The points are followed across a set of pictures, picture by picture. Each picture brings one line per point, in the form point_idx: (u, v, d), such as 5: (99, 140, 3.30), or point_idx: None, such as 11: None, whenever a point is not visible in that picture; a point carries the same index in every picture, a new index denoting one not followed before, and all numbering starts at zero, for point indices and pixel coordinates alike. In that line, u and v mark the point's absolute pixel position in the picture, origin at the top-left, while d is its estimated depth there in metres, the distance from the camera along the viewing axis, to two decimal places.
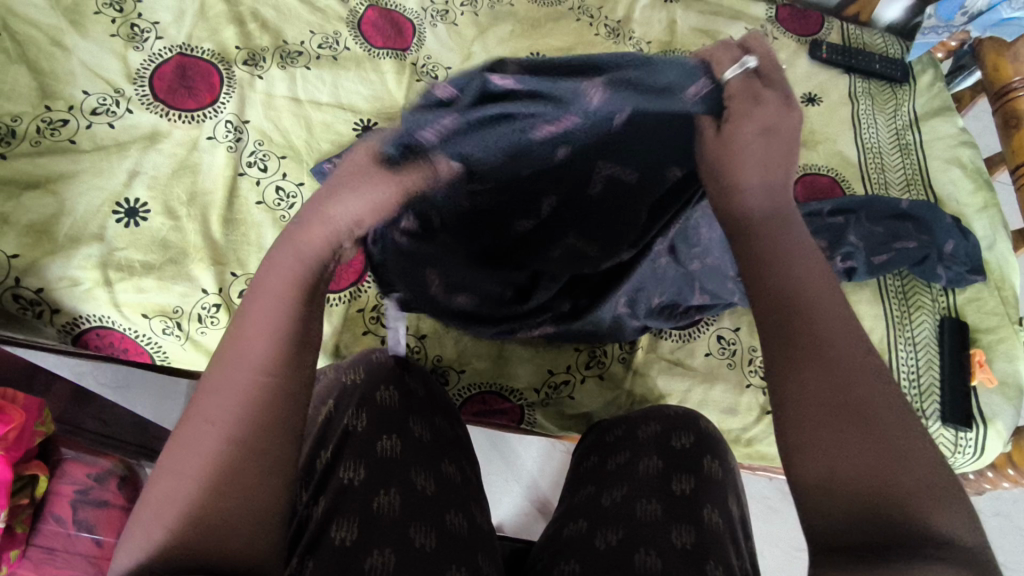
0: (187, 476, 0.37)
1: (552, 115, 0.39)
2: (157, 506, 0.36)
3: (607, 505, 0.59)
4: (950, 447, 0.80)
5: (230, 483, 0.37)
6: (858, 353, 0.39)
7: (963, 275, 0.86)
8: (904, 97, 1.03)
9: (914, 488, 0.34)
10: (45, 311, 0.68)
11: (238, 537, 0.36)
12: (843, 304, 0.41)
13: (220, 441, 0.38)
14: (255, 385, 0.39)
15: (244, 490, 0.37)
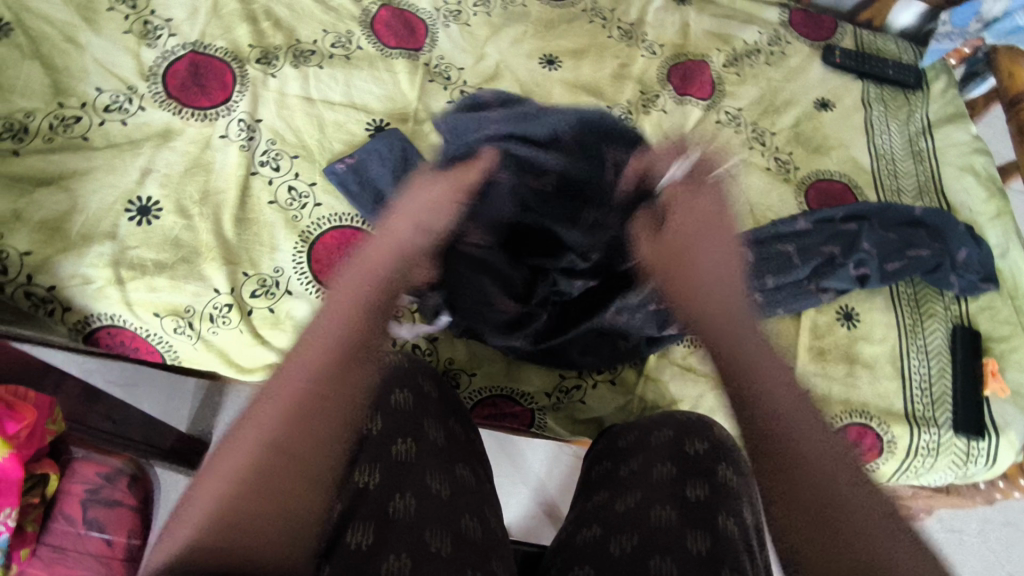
0: (230, 478, 0.43)
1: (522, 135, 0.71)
2: (195, 509, 0.41)
3: (620, 511, 0.59)
4: (963, 456, 0.79)
5: (262, 484, 0.42)
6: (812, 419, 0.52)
7: (975, 284, 0.86)
8: (917, 103, 1.02)
9: (850, 532, 0.44)
10: (56, 309, 0.67)
11: (267, 531, 0.40)
12: (799, 389, 0.54)
13: (264, 445, 0.44)
14: (302, 400, 0.46)
15: (273, 495, 0.42)
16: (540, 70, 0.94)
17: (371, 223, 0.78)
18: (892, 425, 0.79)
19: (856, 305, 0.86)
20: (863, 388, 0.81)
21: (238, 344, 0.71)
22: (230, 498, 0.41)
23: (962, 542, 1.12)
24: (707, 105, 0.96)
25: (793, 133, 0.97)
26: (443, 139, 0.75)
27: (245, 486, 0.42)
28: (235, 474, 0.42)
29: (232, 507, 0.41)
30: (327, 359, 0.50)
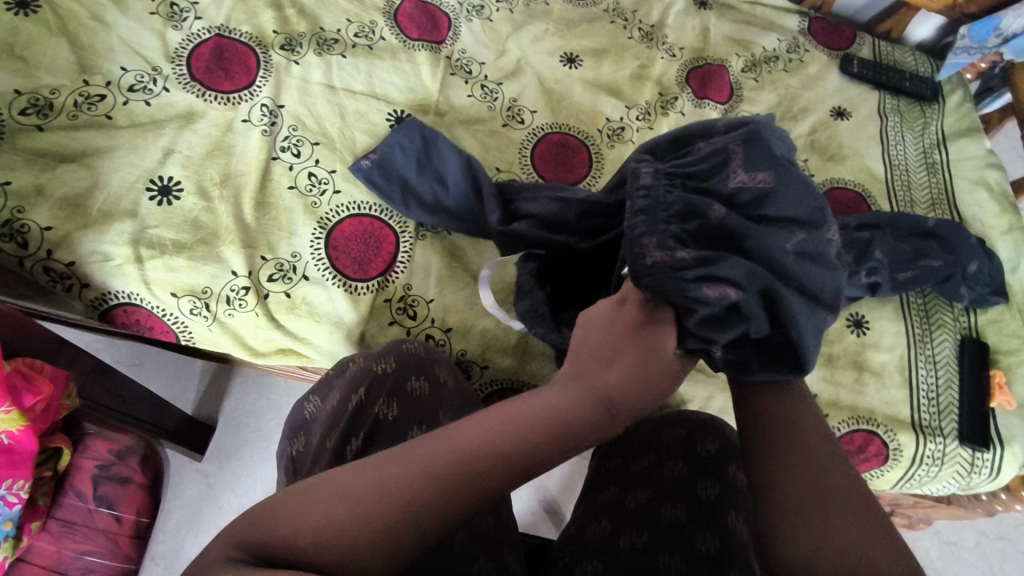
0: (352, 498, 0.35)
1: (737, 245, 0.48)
2: (295, 511, 0.35)
3: (632, 506, 0.59)
4: (967, 467, 0.79)
5: (376, 524, 0.35)
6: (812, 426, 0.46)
7: (985, 296, 0.86)
8: (932, 116, 1.03)
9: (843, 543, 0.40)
10: (74, 285, 0.68)
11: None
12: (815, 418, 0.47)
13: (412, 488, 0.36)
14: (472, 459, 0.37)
15: (375, 536, 0.34)
16: (561, 68, 0.95)
17: (405, 215, 0.78)
18: (898, 432, 0.80)
19: (865, 312, 0.87)
20: (870, 396, 0.82)
21: (271, 323, 0.71)
22: (333, 526, 0.34)
23: (960, 556, 1.12)
24: (725, 109, 0.97)
25: (808, 141, 0.98)
26: (443, 154, 0.80)
27: (357, 514, 0.35)
28: (359, 498, 0.35)
29: (331, 532, 0.34)
30: (502, 461, 0.38)
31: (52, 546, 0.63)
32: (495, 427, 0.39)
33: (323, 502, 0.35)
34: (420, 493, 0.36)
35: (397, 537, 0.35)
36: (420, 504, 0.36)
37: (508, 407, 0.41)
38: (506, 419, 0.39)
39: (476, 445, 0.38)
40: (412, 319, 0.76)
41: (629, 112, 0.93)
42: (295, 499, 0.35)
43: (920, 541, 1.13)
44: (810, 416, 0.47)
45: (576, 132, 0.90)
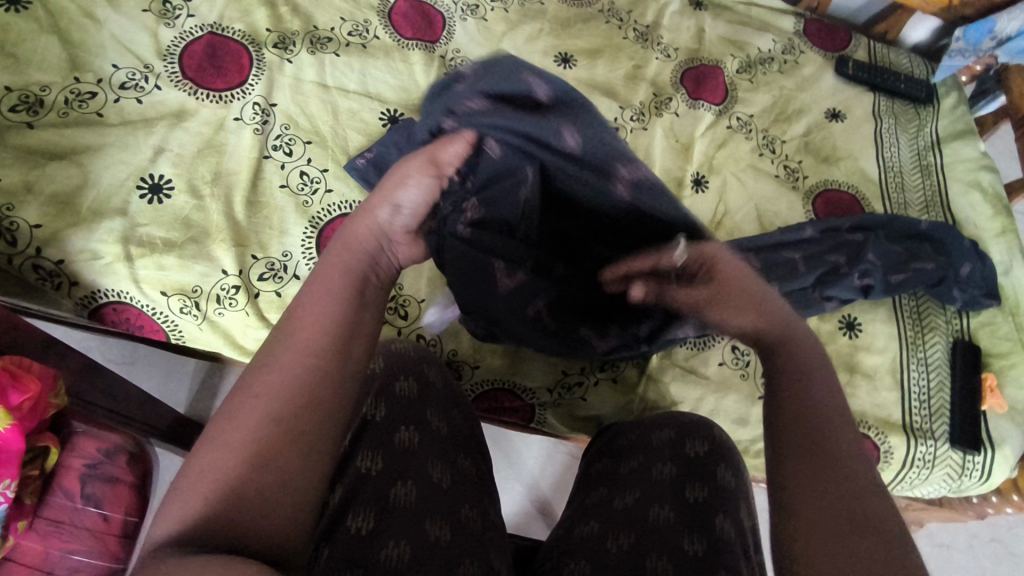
0: (232, 447, 0.36)
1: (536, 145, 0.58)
2: (199, 485, 0.35)
3: (619, 509, 0.59)
4: (957, 469, 0.80)
5: (284, 462, 0.36)
6: (839, 422, 0.42)
7: (978, 299, 0.86)
8: (927, 118, 1.03)
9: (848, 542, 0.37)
10: (63, 283, 0.67)
11: (280, 502, 0.35)
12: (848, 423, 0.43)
13: (283, 390, 0.38)
14: (302, 364, 0.39)
15: (281, 470, 0.36)
16: (555, 67, 0.94)
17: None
18: (890, 434, 0.80)
19: (858, 315, 0.87)
20: (862, 398, 0.82)
21: (247, 325, 0.71)
22: (246, 480, 0.35)
23: (952, 557, 1.12)
24: (719, 110, 0.97)
25: (802, 142, 0.98)
26: None
27: (256, 457, 0.36)
28: (240, 442, 0.36)
29: (241, 486, 0.35)
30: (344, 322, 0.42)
31: (39, 545, 0.63)
32: (325, 301, 0.42)
33: (205, 469, 0.35)
34: (285, 416, 0.37)
35: (298, 459, 0.37)
36: (326, 382, 0.39)
37: (335, 302, 0.43)
38: (344, 281, 0.44)
39: (307, 338, 0.40)
40: (404, 318, 0.76)
41: (623, 112, 0.93)
42: (192, 470, 0.35)
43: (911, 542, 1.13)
44: (838, 422, 0.42)
45: None
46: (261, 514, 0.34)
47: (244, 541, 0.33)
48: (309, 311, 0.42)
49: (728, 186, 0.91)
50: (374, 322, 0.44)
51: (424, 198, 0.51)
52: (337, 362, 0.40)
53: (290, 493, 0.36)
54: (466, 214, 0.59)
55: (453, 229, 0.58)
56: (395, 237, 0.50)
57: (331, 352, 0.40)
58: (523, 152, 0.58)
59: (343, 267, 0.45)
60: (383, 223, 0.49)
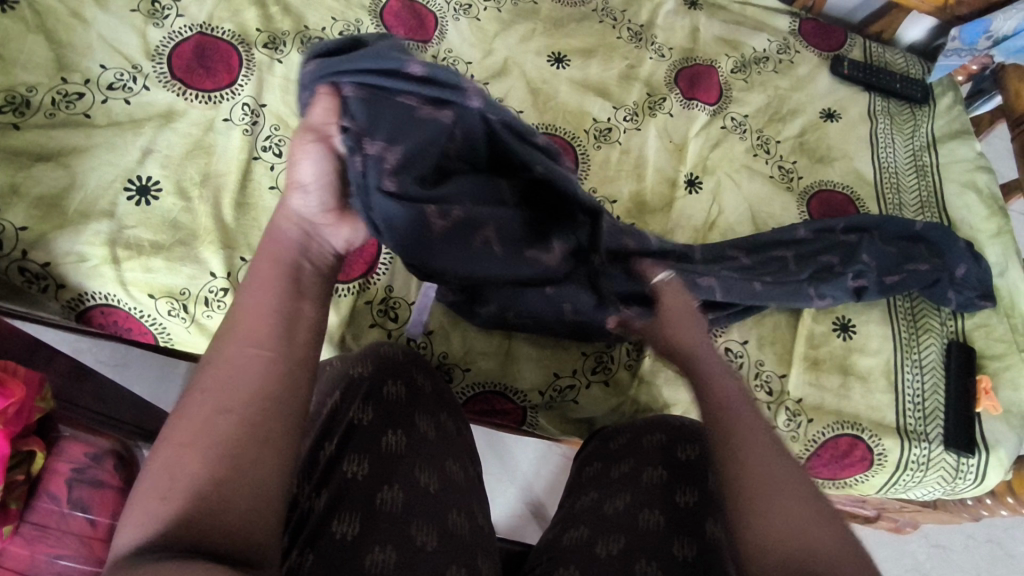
0: (192, 449, 0.36)
1: (387, 78, 0.50)
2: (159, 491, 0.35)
3: (610, 513, 0.59)
4: (952, 472, 0.79)
5: (243, 458, 0.36)
6: (742, 404, 0.50)
7: (973, 300, 0.86)
8: (922, 118, 1.02)
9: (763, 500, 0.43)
10: (50, 285, 0.67)
11: (247, 500, 0.35)
12: (748, 401, 0.50)
13: (239, 390, 0.38)
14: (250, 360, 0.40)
15: (242, 466, 0.36)
16: (548, 67, 0.94)
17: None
18: (883, 437, 0.79)
19: (852, 316, 0.86)
20: (855, 401, 0.81)
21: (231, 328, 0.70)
22: (206, 481, 0.35)
23: (947, 559, 1.12)
24: (714, 110, 0.96)
25: (797, 143, 0.97)
26: None
27: (213, 457, 0.36)
28: (199, 444, 0.36)
29: (200, 488, 0.35)
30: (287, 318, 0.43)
31: (25, 550, 0.64)
32: (262, 298, 0.43)
33: (168, 473, 0.35)
34: (242, 413, 0.38)
35: (262, 453, 0.37)
36: (276, 375, 0.40)
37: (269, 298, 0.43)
38: (278, 273, 0.45)
39: (251, 339, 0.41)
40: (394, 321, 0.75)
41: (616, 112, 0.92)
42: (151, 476, 0.36)
43: (908, 545, 1.13)
44: (741, 402, 0.50)
45: (563, 132, 0.90)
46: (224, 511, 0.34)
47: (206, 543, 0.33)
48: (248, 312, 0.42)
49: (722, 187, 0.91)
50: (315, 311, 0.45)
51: (322, 169, 0.49)
52: (283, 354, 0.41)
53: (254, 489, 0.36)
54: (386, 165, 0.50)
55: (375, 187, 0.50)
56: (318, 218, 0.49)
57: (279, 345, 0.41)
58: (390, 92, 0.51)
59: (276, 266, 0.45)
60: (301, 211, 0.49)
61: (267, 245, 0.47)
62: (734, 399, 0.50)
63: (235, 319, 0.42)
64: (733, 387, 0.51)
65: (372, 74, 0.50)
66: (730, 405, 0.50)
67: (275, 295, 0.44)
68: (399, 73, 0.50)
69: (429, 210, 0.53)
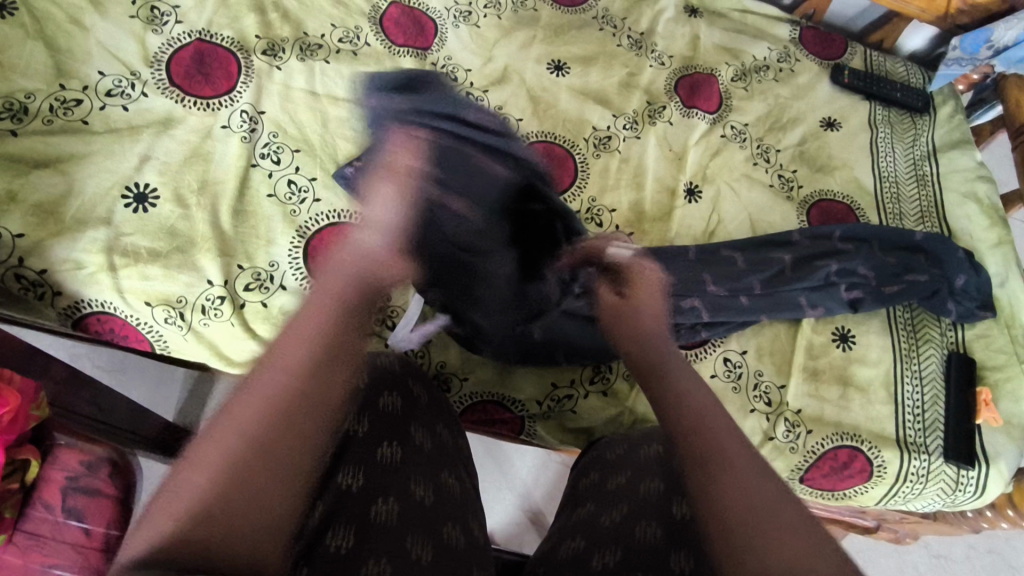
0: (213, 467, 0.36)
1: (455, 124, 0.61)
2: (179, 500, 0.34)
3: (606, 525, 0.58)
4: (952, 484, 0.79)
5: (258, 482, 0.36)
6: (722, 427, 0.48)
7: (973, 311, 0.85)
8: (923, 127, 1.02)
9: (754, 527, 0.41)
10: (46, 293, 0.67)
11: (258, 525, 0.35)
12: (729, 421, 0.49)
13: (267, 414, 0.38)
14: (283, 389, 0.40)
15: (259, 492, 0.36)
16: (548, 75, 0.94)
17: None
18: (882, 449, 0.79)
19: (852, 326, 0.86)
20: (855, 412, 0.81)
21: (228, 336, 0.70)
22: (216, 498, 0.35)
23: (948, 569, 1.11)
24: (714, 119, 0.96)
25: (797, 151, 0.97)
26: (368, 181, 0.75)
27: (239, 485, 0.35)
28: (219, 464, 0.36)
29: (216, 508, 0.34)
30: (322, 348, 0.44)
31: (20, 559, 0.63)
32: (306, 327, 0.44)
33: (183, 490, 0.35)
34: (266, 437, 0.38)
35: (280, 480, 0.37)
36: (302, 405, 0.40)
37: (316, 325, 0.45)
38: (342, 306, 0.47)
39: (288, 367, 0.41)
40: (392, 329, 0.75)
41: (616, 120, 0.92)
42: (166, 493, 0.35)
43: (908, 555, 1.12)
44: (721, 423, 0.48)
45: (562, 140, 0.89)
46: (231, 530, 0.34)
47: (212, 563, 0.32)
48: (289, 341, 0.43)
49: (722, 196, 0.90)
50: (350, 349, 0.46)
51: (392, 204, 0.56)
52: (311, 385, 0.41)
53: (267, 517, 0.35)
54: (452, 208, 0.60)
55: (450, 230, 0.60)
56: (380, 251, 0.53)
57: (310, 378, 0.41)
58: (451, 133, 0.61)
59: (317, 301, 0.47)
60: (361, 243, 0.53)
61: (325, 278, 0.50)
62: (714, 420, 0.49)
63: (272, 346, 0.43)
64: (711, 409, 0.50)
65: (446, 113, 0.61)
66: (714, 433, 0.48)
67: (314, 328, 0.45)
68: (459, 117, 0.61)
69: (482, 247, 0.62)
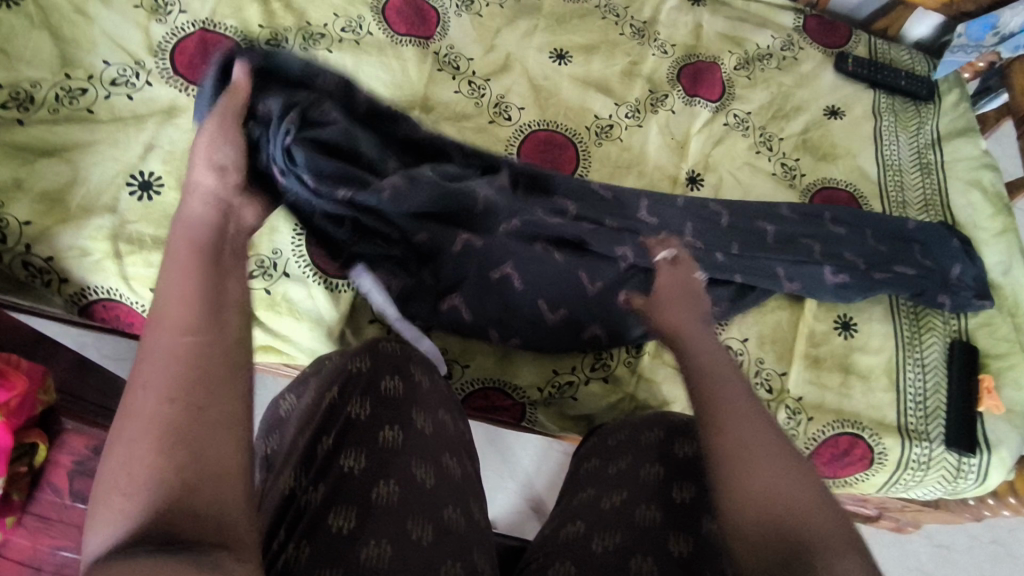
0: (147, 423, 0.35)
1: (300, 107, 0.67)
2: (122, 483, 0.34)
3: (606, 508, 0.59)
4: (953, 472, 0.79)
5: (195, 423, 0.35)
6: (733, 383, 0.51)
7: (969, 300, 0.84)
8: (927, 115, 1.01)
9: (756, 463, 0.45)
10: (53, 280, 0.68)
11: (211, 472, 0.35)
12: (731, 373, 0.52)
13: (149, 377, 0.37)
14: (168, 364, 0.37)
15: (198, 432, 0.35)
16: (550, 64, 0.94)
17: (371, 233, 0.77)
18: (883, 436, 0.79)
19: (854, 314, 0.86)
20: (856, 399, 0.81)
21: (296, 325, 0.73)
22: (164, 460, 0.34)
23: (950, 559, 1.12)
24: (716, 108, 0.95)
25: (800, 140, 0.97)
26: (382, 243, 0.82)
27: (170, 460, 0.34)
28: (146, 444, 0.34)
29: (169, 493, 0.33)
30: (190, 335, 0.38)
31: (29, 542, 0.66)
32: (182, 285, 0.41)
33: (129, 474, 0.34)
34: (177, 379, 0.36)
35: (208, 410, 0.36)
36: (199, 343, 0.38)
37: (171, 259, 0.43)
38: (193, 255, 0.43)
39: (178, 349, 0.38)
40: None
41: (618, 109, 0.92)
42: (114, 471, 0.34)
43: (910, 544, 1.13)
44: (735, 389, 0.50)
45: (564, 129, 0.90)
46: (188, 491, 0.34)
47: (186, 512, 0.33)
48: (167, 308, 0.39)
49: (724, 184, 0.91)
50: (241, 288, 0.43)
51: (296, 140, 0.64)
52: (196, 338, 0.38)
53: (214, 456, 0.35)
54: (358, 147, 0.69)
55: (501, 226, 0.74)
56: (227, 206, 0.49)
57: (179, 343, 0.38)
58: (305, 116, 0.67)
59: (181, 293, 0.40)
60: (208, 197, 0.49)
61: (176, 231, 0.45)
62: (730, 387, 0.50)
63: (149, 363, 0.37)
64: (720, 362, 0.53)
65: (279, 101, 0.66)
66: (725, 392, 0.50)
67: (190, 292, 0.40)
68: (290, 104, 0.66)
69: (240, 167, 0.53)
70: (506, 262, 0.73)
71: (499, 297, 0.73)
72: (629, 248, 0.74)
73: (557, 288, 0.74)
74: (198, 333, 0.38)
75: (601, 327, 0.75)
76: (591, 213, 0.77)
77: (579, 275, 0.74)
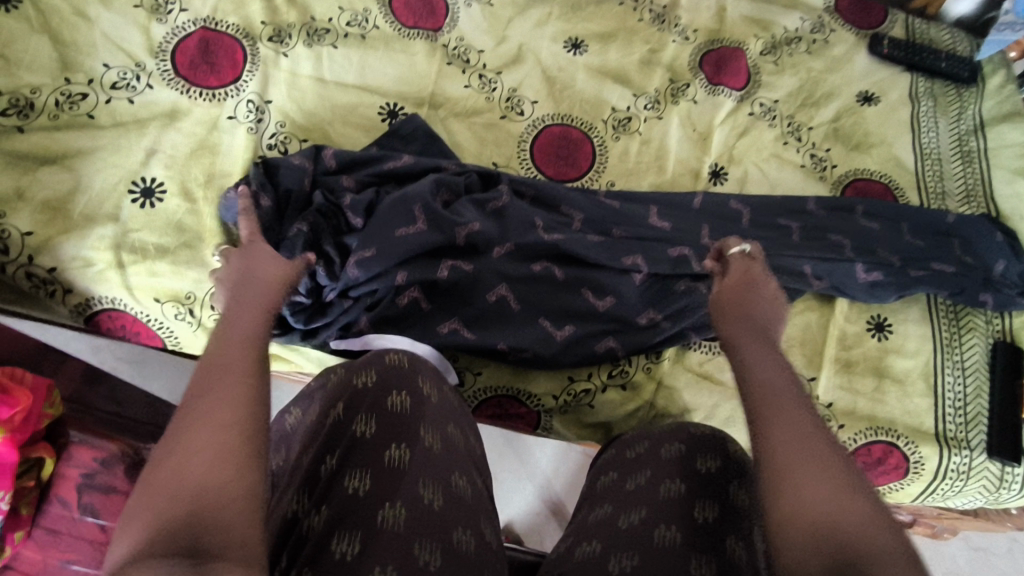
0: (190, 439, 0.34)
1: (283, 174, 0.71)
2: (158, 496, 0.32)
3: (623, 528, 0.56)
4: (996, 481, 0.75)
5: (231, 442, 0.34)
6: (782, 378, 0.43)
7: (1013, 299, 0.78)
8: (970, 99, 0.95)
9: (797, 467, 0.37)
10: (57, 290, 0.66)
11: (235, 492, 0.33)
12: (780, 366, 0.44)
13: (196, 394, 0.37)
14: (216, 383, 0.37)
15: (234, 452, 0.34)
16: (565, 54, 0.89)
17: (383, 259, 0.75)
18: (920, 444, 0.74)
19: (888, 314, 0.81)
20: (891, 405, 0.77)
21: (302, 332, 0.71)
22: (199, 476, 0.33)
23: (989, 562, 1.07)
24: (742, 96, 0.90)
25: (831, 129, 0.91)
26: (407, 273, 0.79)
27: (203, 477, 0.33)
28: (185, 460, 0.33)
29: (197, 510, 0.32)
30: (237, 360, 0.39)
31: (38, 555, 0.69)
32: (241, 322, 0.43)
33: (165, 489, 0.33)
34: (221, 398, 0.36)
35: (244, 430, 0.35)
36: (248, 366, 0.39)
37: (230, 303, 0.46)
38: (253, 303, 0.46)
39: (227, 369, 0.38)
40: None
41: (636, 100, 0.88)
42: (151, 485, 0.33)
43: (947, 548, 1.08)
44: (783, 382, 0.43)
45: (579, 123, 0.86)
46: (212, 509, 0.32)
47: (210, 532, 0.31)
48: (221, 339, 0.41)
49: (750, 178, 0.86)
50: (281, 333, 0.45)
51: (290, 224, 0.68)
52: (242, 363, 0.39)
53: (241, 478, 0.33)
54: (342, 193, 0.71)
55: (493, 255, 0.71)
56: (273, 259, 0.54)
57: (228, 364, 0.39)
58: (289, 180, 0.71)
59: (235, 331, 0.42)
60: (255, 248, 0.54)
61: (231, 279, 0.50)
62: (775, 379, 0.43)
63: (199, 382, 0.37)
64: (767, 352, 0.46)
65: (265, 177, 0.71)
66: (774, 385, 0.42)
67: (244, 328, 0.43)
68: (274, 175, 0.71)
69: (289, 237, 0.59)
70: (500, 283, 0.70)
71: (495, 319, 0.70)
72: (639, 259, 0.72)
73: (556, 308, 0.71)
74: (253, 373, 0.38)
75: (617, 338, 0.72)
76: (598, 222, 0.75)
77: (585, 294, 0.72)
